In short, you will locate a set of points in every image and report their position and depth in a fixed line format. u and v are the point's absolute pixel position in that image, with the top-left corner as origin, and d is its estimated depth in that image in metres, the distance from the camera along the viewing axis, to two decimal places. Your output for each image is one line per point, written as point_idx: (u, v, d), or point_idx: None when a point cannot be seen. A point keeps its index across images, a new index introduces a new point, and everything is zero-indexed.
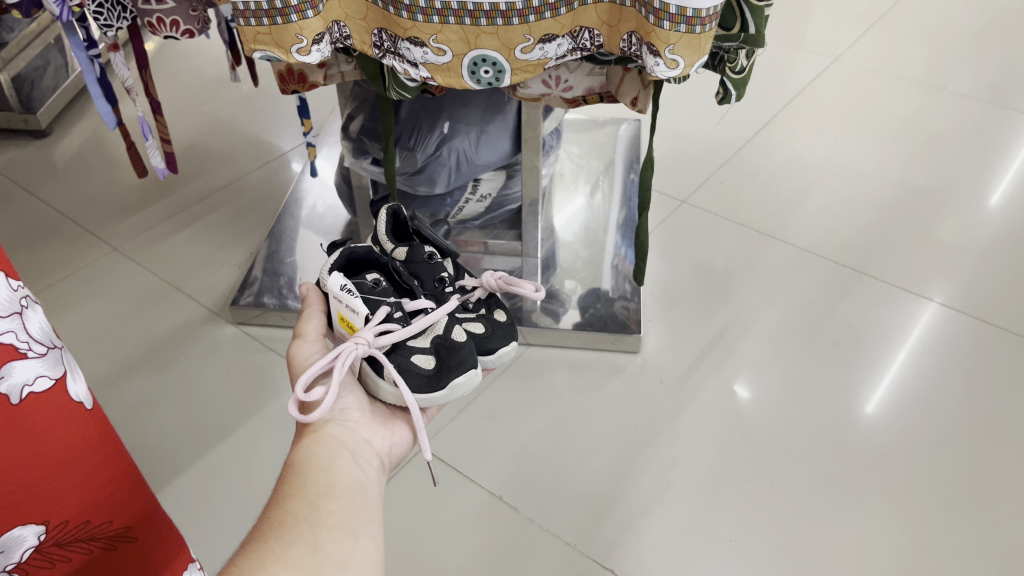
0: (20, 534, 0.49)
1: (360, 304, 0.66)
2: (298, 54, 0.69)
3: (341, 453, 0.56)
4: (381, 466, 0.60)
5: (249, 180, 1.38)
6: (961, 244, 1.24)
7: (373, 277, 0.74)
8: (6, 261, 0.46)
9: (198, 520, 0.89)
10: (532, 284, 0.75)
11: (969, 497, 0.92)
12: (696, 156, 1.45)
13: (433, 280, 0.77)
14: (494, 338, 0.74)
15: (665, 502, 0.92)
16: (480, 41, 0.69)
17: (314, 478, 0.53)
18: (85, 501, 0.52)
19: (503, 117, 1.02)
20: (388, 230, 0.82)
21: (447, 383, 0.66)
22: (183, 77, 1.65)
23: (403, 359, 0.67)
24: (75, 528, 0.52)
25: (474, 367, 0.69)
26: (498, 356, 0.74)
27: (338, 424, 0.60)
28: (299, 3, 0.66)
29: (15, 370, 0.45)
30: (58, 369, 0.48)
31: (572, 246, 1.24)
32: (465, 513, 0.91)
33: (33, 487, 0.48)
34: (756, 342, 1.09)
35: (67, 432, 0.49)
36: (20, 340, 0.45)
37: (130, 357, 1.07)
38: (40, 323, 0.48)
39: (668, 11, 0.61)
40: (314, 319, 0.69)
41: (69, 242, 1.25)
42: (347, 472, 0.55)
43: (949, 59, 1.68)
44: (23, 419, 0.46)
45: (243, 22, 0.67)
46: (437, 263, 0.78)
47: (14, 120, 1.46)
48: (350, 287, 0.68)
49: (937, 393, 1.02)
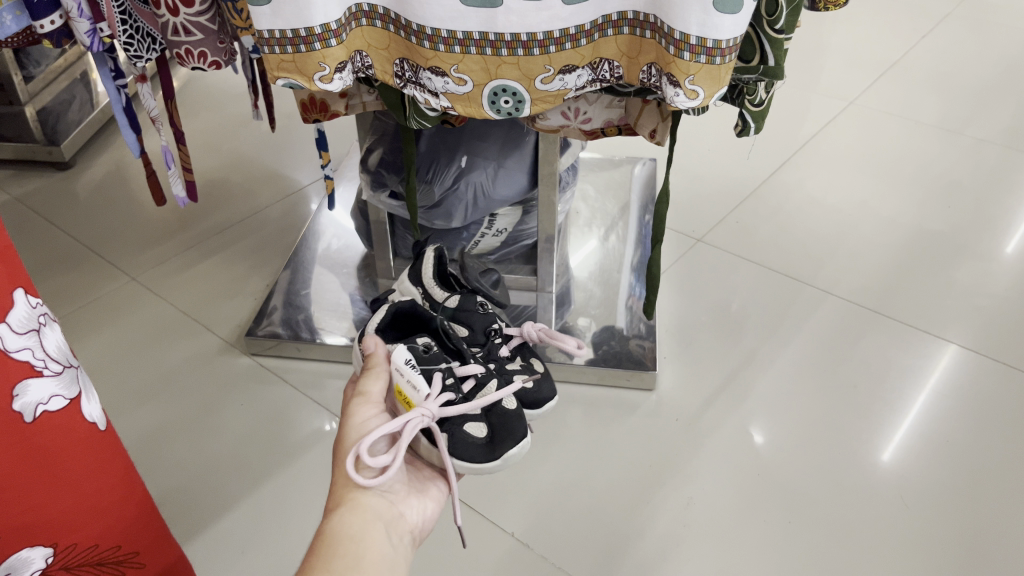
0: (27, 557, 0.49)
1: (423, 383, 0.64)
2: (320, 81, 0.70)
3: (376, 525, 0.57)
4: (412, 541, 0.60)
5: (267, 215, 1.38)
6: (978, 289, 1.23)
7: (423, 341, 0.72)
8: (25, 279, 0.47)
9: (207, 551, 0.88)
10: (573, 339, 0.81)
11: (997, 544, 0.89)
12: (712, 196, 1.45)
13: (484, 329, 0.79)
14: (543, 390, 0.77)
15: (681, 544, 0.90)
16: (500, 71, 0.69)
17: (344, 551, 0.54)
18: (92, 524, 0.53)
19: (521, 151, 1.02)
20: (433, 274, 0.84)
21: (501, 454, 0.66)
22: (205, 112, 1.67)
23: (455, 429, 0.67)
24: (83, 552, 0.53)
25: (526, 436, 0.69)
26: (546, 409, 0.77)
27: (378, 494, 0.60)
28: (325, 31, 0.67)
29: (31, 388, 0.46)
30: (72, 389, 0.49)
31: (586, 284, 1.23)
32: (476, 551, 0.89)
33: (41, 509, 0.49)
34: (773, 383, 1.08)
35: (77, 453, 0.50)
36: (35, 358, 0.46)
37: (144, 388, 1.06)
38: (57, 341, 0.49)
39: (688, 42, 0.62)
40: (382, 379, 0.67)
41: (86, 272, 1.26)
42: (379, 545, 0.55)
43: (964, 104, 1.69)
44: (36, 438, 0.47)
45: (267, 50, 0.68)
46: (489, 314, 0.80)
47: (38, 152, 1.48)
48: (414, 362, 0.66)
49: (960, 437, 1.01)
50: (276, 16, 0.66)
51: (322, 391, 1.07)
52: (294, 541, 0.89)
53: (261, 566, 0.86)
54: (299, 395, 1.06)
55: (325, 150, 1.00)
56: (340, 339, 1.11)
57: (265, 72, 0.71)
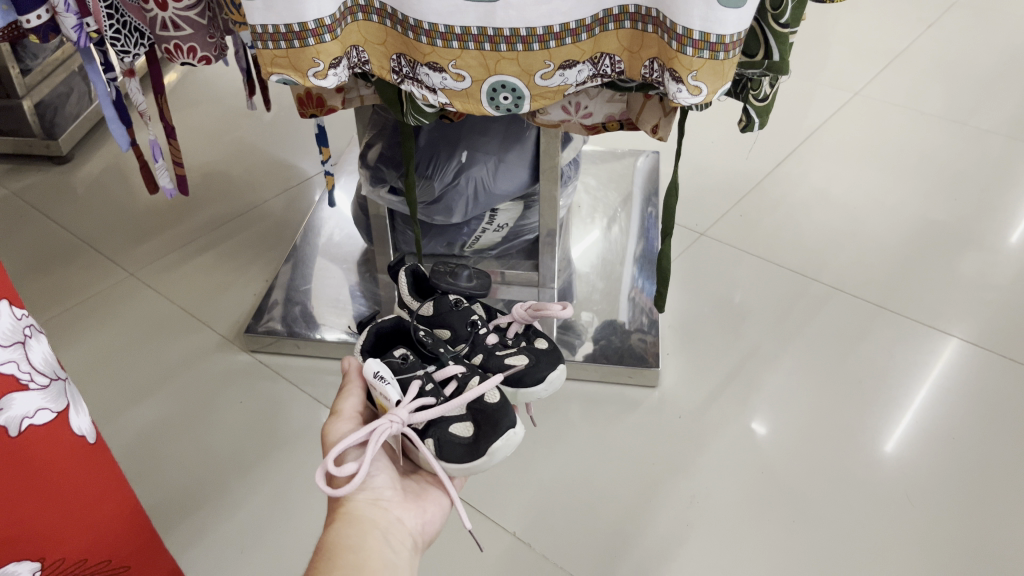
0: (14, 572, 0.48)
1: (392, 391, 0.64)
2: (314, 78, 0.69)
3: (372, 535, 0.56)
4: (414, 546, 0.60)
5: (267, 209, 1.37)
6: (984, 281, 1.22)
7: (399, 352, 0.74)
8: (9, 291, 0.47)
9: (205, 550, 0.87)
10: (557, 305, 0.83)
11: (1003, 541, 0.88)
12: (716, 188, 1.43)
13: (465, 325, 0.81)
14: (541, 366, 0.79)
15: (682, 542, 0.89)
16: (499, 67, 0.68)
17: (343, 563, 0.53)
18: (83, 538, 0.52)
19: (522, 146, 1.01)
20: (410, 291, 0.88)
21: (486, 450, 0.65)
22: (205, 105, 1.66)
23: (440, 432, 0.66)
24: (74, 565, 0.52)
25: (513, 427, 0.68)
26: (550, 382, 0.78)
27: (369, 504, 0.59)
28: (317, 27, 0.66)
29: (15, 402, 0.45)
30: (59, 402, 0.49)
31: (588, 278, 1.22)
32: (477, 549, 0.88)
33: (30, 524, 0.48)
34: (777, 378, 1.07)
35: (66, 467, 0.49)
36: (21, 370, 0.46)
37: (143, 384, 1.06)
38: (42, 353, 0.48)
39: (691, 37, 0.61)
40: (353, 397, 0.66)
41: (85, 267, 1.25)
42: (377, 554, 0.55)
43: (969, 94, 1.67)
44: (23, 452, 0.46)
45: (260, 45, 0.67)
46: (465, 309, 0.82)
47: (36, 146, 1.47)
48: (382, 374, 0.64)
49: (965, 433, 0.99)
50: (268, 10, 0.65)
51: (322, 387, 1.06)
52: (294, 539, 0.88)
53: (260, 565, 0.86)
54: (298, 392, 1.05)
55: (324, 146, 0.98)
56: (341, 335, 1.10)
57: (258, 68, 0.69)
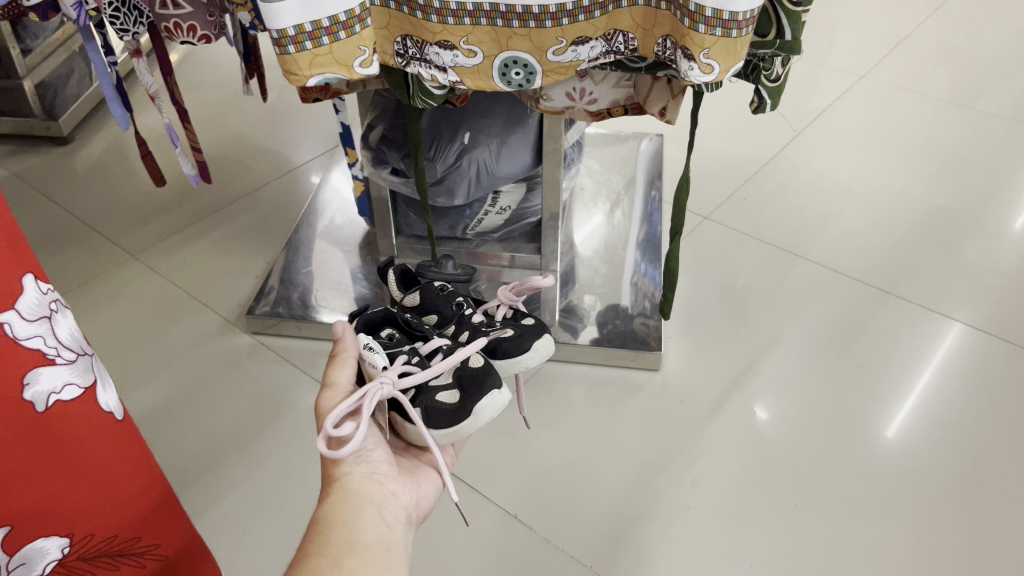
0: (43, 546, 0.49)
1: (379, 358, 0.65)
2: (361, 67, 0.67)
3: (367, 508, 0.56)
4: (408, 520, 0.59)
5: (269, 191, 1.37)
6: (988, 266, 1.21)
7: (387, 333, 0.74)
8: (35, 265, 0.46)
9: (208, 531, 0.88)
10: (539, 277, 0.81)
11: (1004, 526, 0.88)
12: (719, 172, 1.43)
13: (451, 305, 0.81)
14: (526, 336, 0.78)
15: (684, 525, 0.89)
16: (511, 42, 0.68)
17: (337, 536, 0.53)
18: (110, 515, 0.52)
19: (525, 128, 1.00)
20: (398, 284, 0.87)
21: (472, 410, 0.65)
22: (205, 87, 1.65)
23: (427, 400, 0.66)
24: (101, 542, 0.53)
25: (498, 388, 0.67)
26: (536, 351, 0.78)
27: (363, 476, 0.59)
28: (361, 11, 0.64)
29: (42, 376, 0.45)
30: (87, 378, 0.48)
31: (591, 262, 1.22)
32: (479, 532, 0.89)
33: (57, 499, 0.48)
34: (780, 362, 1.07)
35: (96, 444, 0.49)
36: (47, 346, 0.45)
37: (144, 366, 1.06)
38: (68, 328, 0.48)
39: (704, 14, 0.60)
40: (347, 368, 0.65)
41: (86, 248, 1.25)
42: (371, 528, 0.54)
43: (976, 78, 1.66)
44: (50, 427, 0.46)
45: (300, 48, 0.64)
46: (450, 292, 0.82)
47: (36, 127, 1.46)
48: (372, 345, 0.66)
49: (968, 418, 0.99)
50: (304, 10, 0.62)
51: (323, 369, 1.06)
52: (296, 520, 0.88)
53: (262, 546, 0.86)
54: (300, 373, 1.05)
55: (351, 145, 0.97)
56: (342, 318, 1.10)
57: (294, 76, 0.66)
